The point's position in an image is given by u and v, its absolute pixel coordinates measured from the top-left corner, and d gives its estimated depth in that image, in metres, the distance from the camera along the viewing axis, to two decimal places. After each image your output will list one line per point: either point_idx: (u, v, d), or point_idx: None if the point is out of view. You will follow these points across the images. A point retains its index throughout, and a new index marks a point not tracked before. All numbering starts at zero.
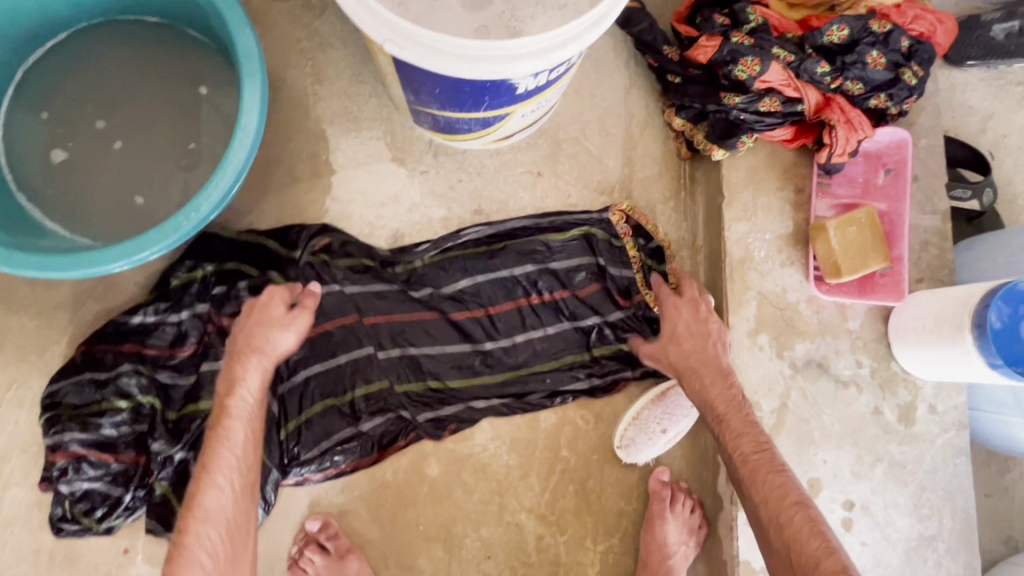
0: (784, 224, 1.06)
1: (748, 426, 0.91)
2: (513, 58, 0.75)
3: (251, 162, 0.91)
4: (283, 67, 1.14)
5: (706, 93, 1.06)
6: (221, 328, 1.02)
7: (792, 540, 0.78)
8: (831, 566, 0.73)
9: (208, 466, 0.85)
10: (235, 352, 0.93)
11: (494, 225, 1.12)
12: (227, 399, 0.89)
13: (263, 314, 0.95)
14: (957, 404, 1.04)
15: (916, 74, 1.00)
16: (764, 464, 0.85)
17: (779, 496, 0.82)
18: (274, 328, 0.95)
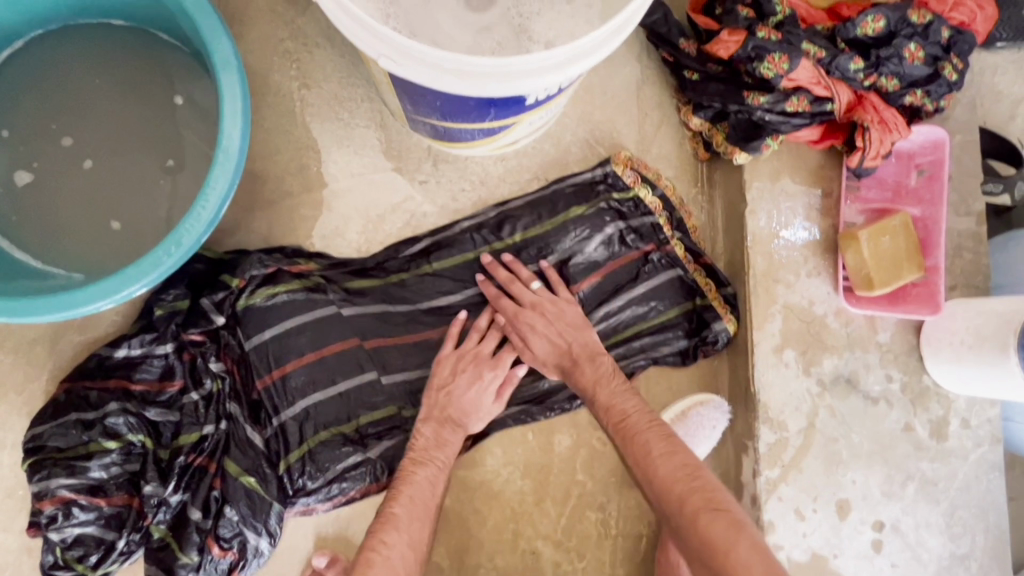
0: (812, 229, 1.00)
1: (614, 397, 0.92)
2: (524, 73, 0.67)
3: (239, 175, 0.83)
4: (266, 70, 1.05)
5: (726, 92, 0.97)
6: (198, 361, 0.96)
7: (664, 486, 0.82)
8: (697, 507, 0.78)
9: (407, 495, 0.90)
10: (435, 418, 0.96)
11: (480, 221, 1.05)
12: (389, 459, 0.87)
13: (465, 376, 0.97)
14: (990, 418, 1.00)
15: (956, 67, 0.93)
16: (637, 421, 0.88)
17: (644, 454, 0.85)
18: (469, 400, 0.96)
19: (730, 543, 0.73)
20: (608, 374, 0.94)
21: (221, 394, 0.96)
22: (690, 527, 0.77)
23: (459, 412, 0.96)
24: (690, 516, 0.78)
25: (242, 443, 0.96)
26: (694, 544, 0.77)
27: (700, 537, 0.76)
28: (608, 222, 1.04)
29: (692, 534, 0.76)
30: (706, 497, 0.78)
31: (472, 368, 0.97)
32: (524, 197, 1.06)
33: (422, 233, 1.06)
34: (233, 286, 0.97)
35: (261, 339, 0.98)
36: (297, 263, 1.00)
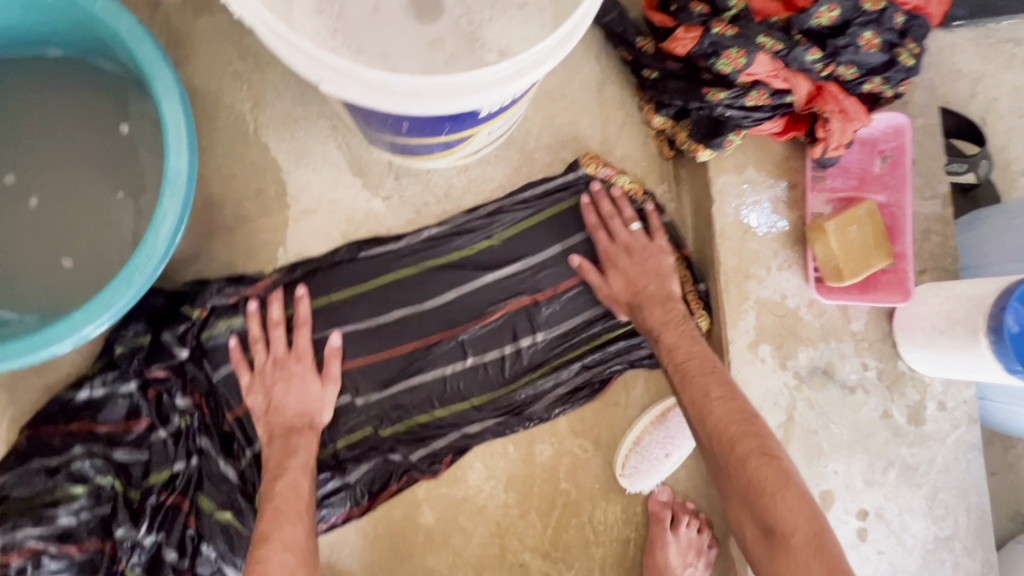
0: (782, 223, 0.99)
1: (681, 341, 0.93)
2: (470, 90, 0.66)
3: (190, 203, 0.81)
4: (215, 92, 1.02)
5: (687, 89, 0.96)
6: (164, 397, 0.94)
7: (717, 430, 0.84)
8: (748, 446, 0.81)
9: (277, 508, 0.86)
10: (281, 425, 0.92)
11: (446, 228, 1.03)
12: (286, 458, 0.90)
13: (292, 376, 0.94)
14: (967, 399, 1.00)
15: (912, 53, 0.92)
16: (693, 368, 0.89)
17: (702, 399, 0.86)
18: (300, 396, 0.94)
19: (777, 483, 0.77)
20: (678, 318, 0.95)
21: (191, 428, 0.94)
22: (742, 473, 0.80)
23: (300, 411, 0.94)
24: (742, 457, 0.80)
25: (216, 478, 0.94)
26: (739, 485, 0.80)
27: (748, 479, 0.79)
28: (578, 227, 1.04)
29: (742, 476, 0.79)
30: (759, 443, 0.81)
31: (284, 372, 0.94)
32: (490, 204, 1.05)
33: (386, 239, 1.03)
34: (195, 317, 0.95)
35: (230, 369, 0.96)
36: (260, 280, 0.99)
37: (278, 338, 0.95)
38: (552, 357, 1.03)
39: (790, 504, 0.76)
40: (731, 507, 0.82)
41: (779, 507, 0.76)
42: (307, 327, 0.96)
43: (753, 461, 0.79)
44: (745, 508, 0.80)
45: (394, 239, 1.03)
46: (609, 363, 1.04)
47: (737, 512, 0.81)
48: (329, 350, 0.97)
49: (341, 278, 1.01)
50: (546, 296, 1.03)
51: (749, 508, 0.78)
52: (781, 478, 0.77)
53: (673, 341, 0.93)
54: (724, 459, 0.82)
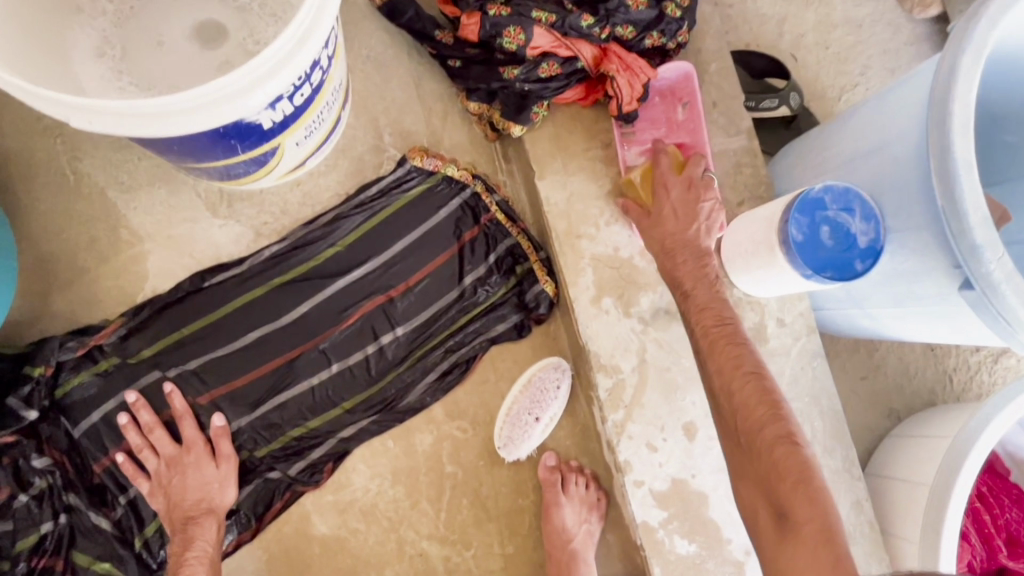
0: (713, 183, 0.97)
1: (713, 301, 0.90)
2: (224, 100, 0.68)
3: None
4: (31, 151, 1.02)
5: (487, 72, 1.02)
6: (18, 463, 0.92)
7: (743, 407, 0.80)
8: (775, 433, 0.77)
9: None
10: (180, 517, 0.93)
11: (287, 243, 1.05)
12: (186, 550, 0.91)
13: (186, 468, 0.95)
14: (802, 311, 1.07)
15: (679, 5, 0.99)
16: (723, 336, 0.86)
17: (728, 391, 0.82)
18: (196, 484, 0.95)
19: (799, 473, 0.74)
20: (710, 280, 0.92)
21: (54, 488, 0.93)
22: (764, 457, 0.77)
23: (198, 500, 0.95)
24: (767, 446, 0.77)
25: (89, 532, 0.93)
26: (759, 464, 0.77)
27: (770, 461, 0.76)
28: (417, 219, 1.08)
29: (765, 460, 0.76)
30: (774, 437, 0.77)
31: (178, 466, 0.96)
32: (328, 213, 1.07)
33: (230, 264, 1.04)
34: (37, 376, 0.94)
35: (89, 422, 0.96)
36: (105, 327, 0.99)
37: (160, 438, 0.96)
38: (414, 349, 1.06)
39: (809, 496, 0.72)
40: (740, 487, 0.79)
41: (799, 496, 0.72)
42: (189, 418, 0.98)
43: (783, 449, 0.75)
44: (757, 489, 0.77)
45: (236, 262, 1.04)
46: (471, 344, 1.08)
47: (746, 494, 0.78)
48: (214, 433, 0.98)
49: (187, 310, 1.01)
50: (399, 292, 1.06)
51: (763, 493, 0.76)
52: (806, 472, 0.73)
53: (706, 300, 0.91)
54: (756, 449, 0.78)
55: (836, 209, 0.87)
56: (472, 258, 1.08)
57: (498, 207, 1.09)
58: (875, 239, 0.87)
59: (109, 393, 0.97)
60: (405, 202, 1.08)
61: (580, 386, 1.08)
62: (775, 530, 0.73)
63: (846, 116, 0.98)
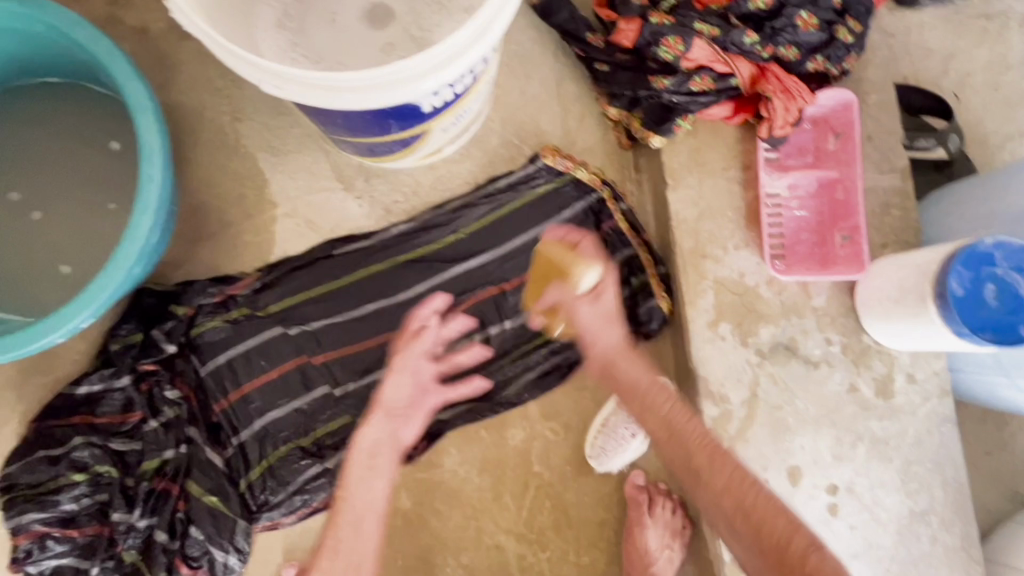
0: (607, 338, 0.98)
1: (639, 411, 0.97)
2: (399, 83, 0.71)
3: (167, 198, 0.89)
4: (199, 109, 1.10)
5: (635, 78, 1.00)
6: (153, 389, 1.01)
7: (760, 517, 0.85)
8: (804, 546, 0.81)
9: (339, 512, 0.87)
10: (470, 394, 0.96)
11: (414, 223, 1.09)
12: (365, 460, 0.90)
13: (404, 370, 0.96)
14: (936, 371, 1.00)
15: (852, 30, 0.94)
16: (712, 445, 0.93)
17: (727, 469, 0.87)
18: (405, 384, 0.95)
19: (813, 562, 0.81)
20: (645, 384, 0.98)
21: (180, 419, 1.01)
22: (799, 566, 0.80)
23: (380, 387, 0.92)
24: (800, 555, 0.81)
25: (202, 466, 0.99)
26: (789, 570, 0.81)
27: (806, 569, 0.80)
28: (540, 217, 1.08)
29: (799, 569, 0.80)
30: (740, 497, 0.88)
31: None
32: (456, 200, 1.10)
33: (359, 236, 1.09)
34: (180, 314, 1.03)
35: (216, 364, 1.03)
36: (242, 279, 1.07)
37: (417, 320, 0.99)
38: (519, 344, 1.07)
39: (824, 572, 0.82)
40: None
41: None
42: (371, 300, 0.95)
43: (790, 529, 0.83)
44: None
45: (366, 236, 1.09)
46: (576, 349, 1.07)
47: None
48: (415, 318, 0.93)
49: (316, 274, 1.07)
50: (513, 285, 1.07)
51: None
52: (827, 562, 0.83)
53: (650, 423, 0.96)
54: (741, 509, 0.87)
55: (1006, 266, 0.80)
56: None
57: (625, 216, 1.08)
58: None
59: (238, 340, 1.04)
60: (532, 198, 1.09)
61: None
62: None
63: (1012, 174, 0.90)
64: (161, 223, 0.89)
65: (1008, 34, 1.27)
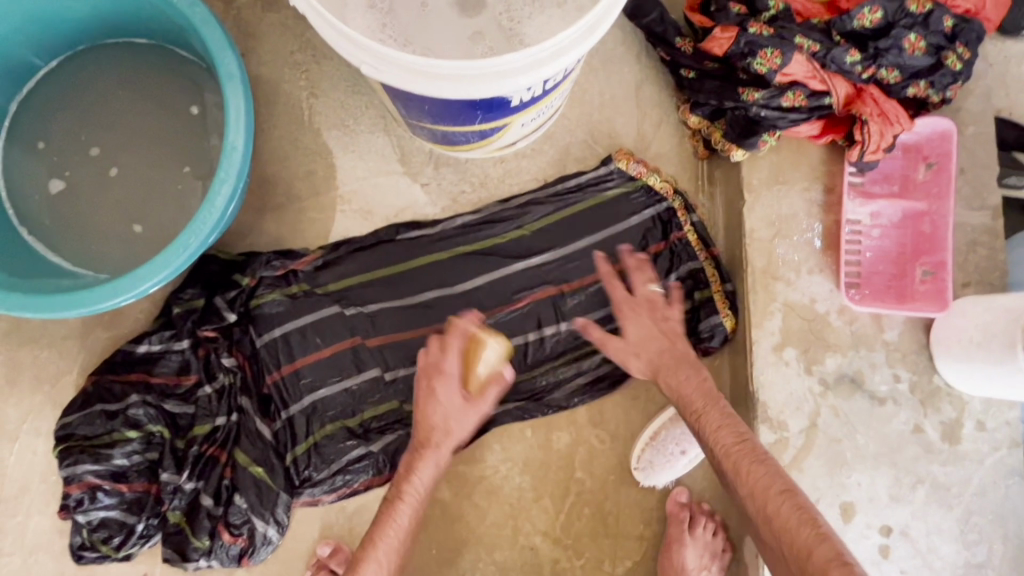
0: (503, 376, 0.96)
1: (724, 423, 0.87)
2: (499, 76, 0.70)
3: (245, 171, 0.89)
4: (277, 80, 1.11)
5: (721, 88, 0.97)
6: (209, 356, 1.02)
7: (783, 530, 0.76)
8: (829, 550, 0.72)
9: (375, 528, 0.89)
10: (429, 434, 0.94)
11: (480, 215, 1.08)
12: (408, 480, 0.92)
13: (433, 399, 0.94)
14: (1009, 420, 0.95)
15: (961, 57, 0.90)
16: (744, 455, 0.83)
17: (732, 436, 0.85)
18: (443, 413, 0.93)
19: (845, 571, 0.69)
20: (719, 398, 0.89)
21: (234, 387, 1.02)
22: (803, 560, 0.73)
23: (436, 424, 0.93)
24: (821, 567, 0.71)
25: (250, 436, 1.00)
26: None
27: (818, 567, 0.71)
28: (608, 220, 1.06)
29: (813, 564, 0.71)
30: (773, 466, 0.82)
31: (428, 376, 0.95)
32: (522, 195, 1.08)
33: (423, 223, 1.08)
34: (244, 285, 1.04)
35: (272, 336, 1.04)
36: (304, 255, 1.07)
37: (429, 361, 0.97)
38: (574, 347, 1.05)
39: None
40: None
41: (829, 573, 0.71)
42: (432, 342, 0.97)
43: (782, 496, 0.78)
44: None
45: (430, 224, 1.08)
46: None
47: None
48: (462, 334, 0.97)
49: (377, 257, 1.07)
50: (573, 287, 1.05)
51: None
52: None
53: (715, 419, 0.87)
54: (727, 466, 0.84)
55: None
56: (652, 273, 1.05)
57: (694, 228, 1.06)
58: None
59: (295, 315, 1.05)
60: (602, 201, 1.07)
61: None
62: (781, 551, 0.76)
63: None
64: (236, 195, 0.90)
65: None
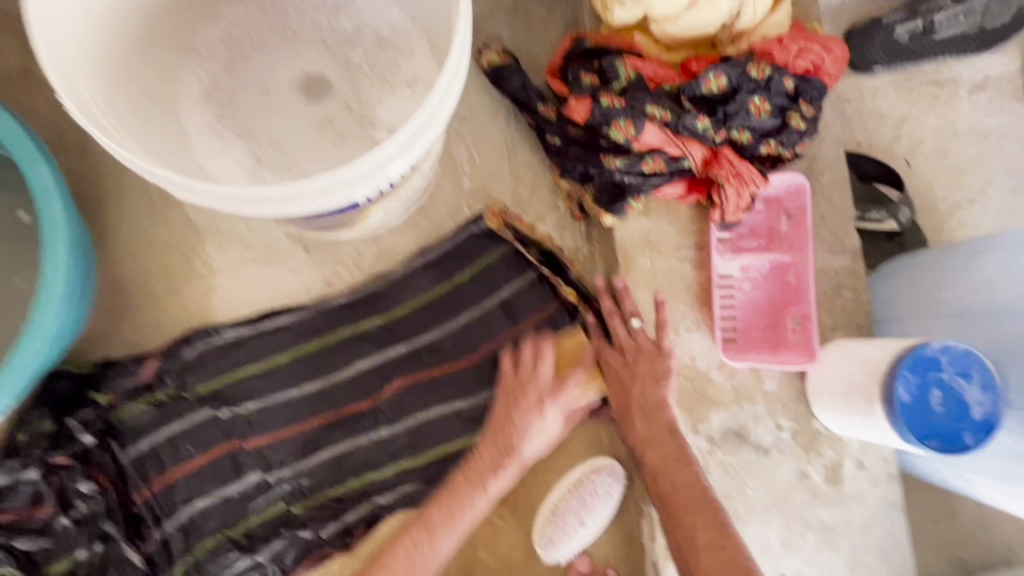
0: (534, 423, 0.93)
1: (666, 463, 0.84)
2: (325, 192, 0.69)
3: (75, 285, 0.84)
4: (123, 170, 1.03)
5: (585, 154, 0.97)
6: (62, 485, 0.93)
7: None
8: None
9: (448, 508, 0.90)
10: (500, 444, 0.93)
11: (357, 294, 1.04)
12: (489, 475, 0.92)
13: (519, 409, 0.94)
14: (885, 456, 0.99)
15: (804, 116, 0.93)
16: (680, 504, 0.79)
17: (666, 481, 0.82)
18: (537, 437, 0.93)
19: None
20: (663, 436, 0.86)
21: (97, 514, 0.93)
22: None
23: (515, 438, 0.93)
24: None
25: (122, 564, 0.93)
26: None
27: None
28: (489, 290, 1.04)
29: None
30: (715, 516, 0.77)
31: (512, 402, 0.95)
32: (399, 271, 1.05)
33: (297, 308, 1.04)
34: (102, 403, 0.96)
35: (139, 450, 0.96)
36: (157, 356, 0.99)
37: (544, 370, 0.97)
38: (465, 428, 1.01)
39: None
40: None
41: None
42: (546, 357, 0.98)
43: (707, 550, 0.74)
44: None
45: (302, 309, 1.03)
46: None
47: None
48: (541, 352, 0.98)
49: (249, 351, 1.01)
50: (460, 366, 1.02)
51: None
52: None
53: (657, 462, 0.84)
54: (663, 513, 0.81)
55: (951, 371, 0.79)
56: (546, 341, 1.02)
57: (574, 287, 1.04)
58: (991, 412, 0.78)
59: (162, 426, 0.97)
60: (480, 275, 1.05)
61: (633, 494, 1.02)
62: None
63: (965, 258, 0.90)
64: (71, 309, 0.84)
65: (957, 101, 1.27)
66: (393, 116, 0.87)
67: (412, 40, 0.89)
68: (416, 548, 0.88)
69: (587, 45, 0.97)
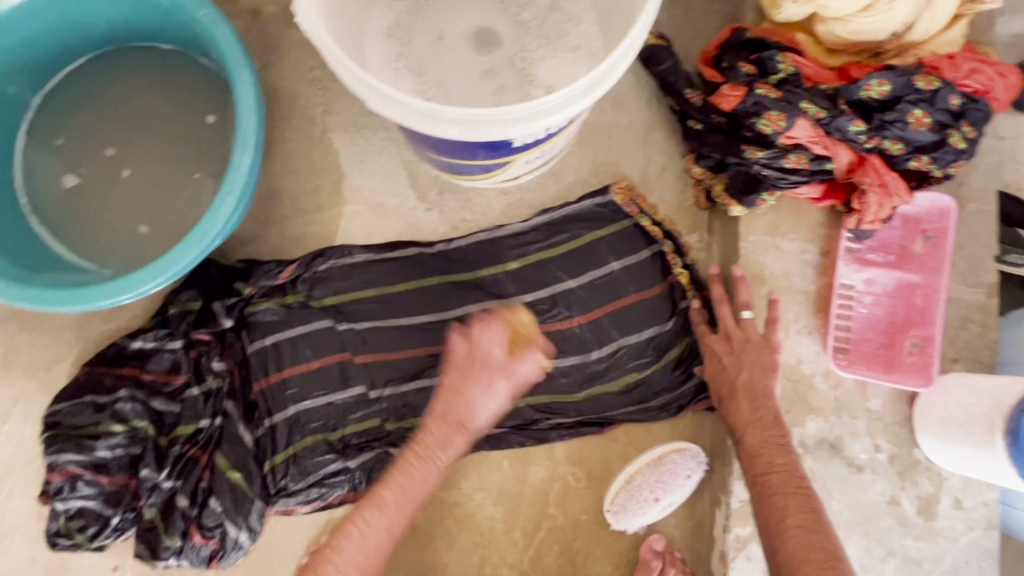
0: (480, 404, 0.88)
1: (767, 445, 0.84)
2: (495, 124, 0.74)
3: (250, 183, 0.93)
4: (294, 95, 1.14)
5: (726, 143, 0.98)
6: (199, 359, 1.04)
7: (789, 558, 0.73)
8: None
9: (397, 485, 0.87)
10: (451, 417, 0.88)
11: (476, 241, 1.10)
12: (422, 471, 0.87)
13: (470, 386, 0.87)
14: (987, 501, 0.95)
15: (965, 136, 0.90)
16: (774, 485, 0.80)
17: (763, 463, 0.82)
18: (481, 406, 0.88)
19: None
20: (766, 420, 0.86)
21: (223, 391, 1.04)
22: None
23: (460, 413, 0.88)
24: None
25: (233, 440, 1.02)
26: None
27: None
28: (604, 258, 1.07)
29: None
30: (808, 501, 0.77)
31: (465, 371, 0.88)
32: (522, 224, 1.10)
33: (423, 244, 1.11)
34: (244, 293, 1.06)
35: (263, 344, 1.06)
36: (292, 263, 1.09)
37: (490, 339, 0.90)
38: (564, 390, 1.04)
39: None
40: None
41: None
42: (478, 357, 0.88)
43: (796, 531, 0.74)
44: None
45: (427, 245, 1.10)
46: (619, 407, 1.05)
47: None
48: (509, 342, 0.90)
49: (375, 276, 1.09)
50: (554, 328, 1.05)
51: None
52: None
53: (755, 443, 0.85)
54: (756, 492, 0.81)
55: None
56: (653, 315, 1.05)
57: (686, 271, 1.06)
58: None
59: (288, 326, 1.06)
60: (600, 240, 1.07)
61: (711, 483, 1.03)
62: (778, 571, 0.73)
63: None
64: (241, 206, 0.94)
65: None
66: (554, 75, 0.92)
67: (583, 9, 0.94)
68: (364, 526, 0.84)
69: (746, 37, 0.98)
